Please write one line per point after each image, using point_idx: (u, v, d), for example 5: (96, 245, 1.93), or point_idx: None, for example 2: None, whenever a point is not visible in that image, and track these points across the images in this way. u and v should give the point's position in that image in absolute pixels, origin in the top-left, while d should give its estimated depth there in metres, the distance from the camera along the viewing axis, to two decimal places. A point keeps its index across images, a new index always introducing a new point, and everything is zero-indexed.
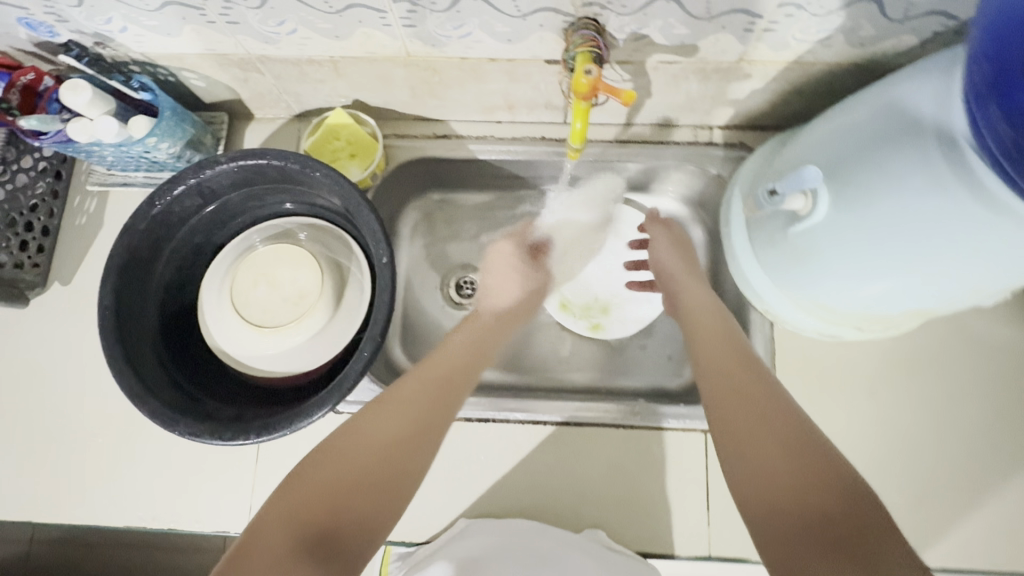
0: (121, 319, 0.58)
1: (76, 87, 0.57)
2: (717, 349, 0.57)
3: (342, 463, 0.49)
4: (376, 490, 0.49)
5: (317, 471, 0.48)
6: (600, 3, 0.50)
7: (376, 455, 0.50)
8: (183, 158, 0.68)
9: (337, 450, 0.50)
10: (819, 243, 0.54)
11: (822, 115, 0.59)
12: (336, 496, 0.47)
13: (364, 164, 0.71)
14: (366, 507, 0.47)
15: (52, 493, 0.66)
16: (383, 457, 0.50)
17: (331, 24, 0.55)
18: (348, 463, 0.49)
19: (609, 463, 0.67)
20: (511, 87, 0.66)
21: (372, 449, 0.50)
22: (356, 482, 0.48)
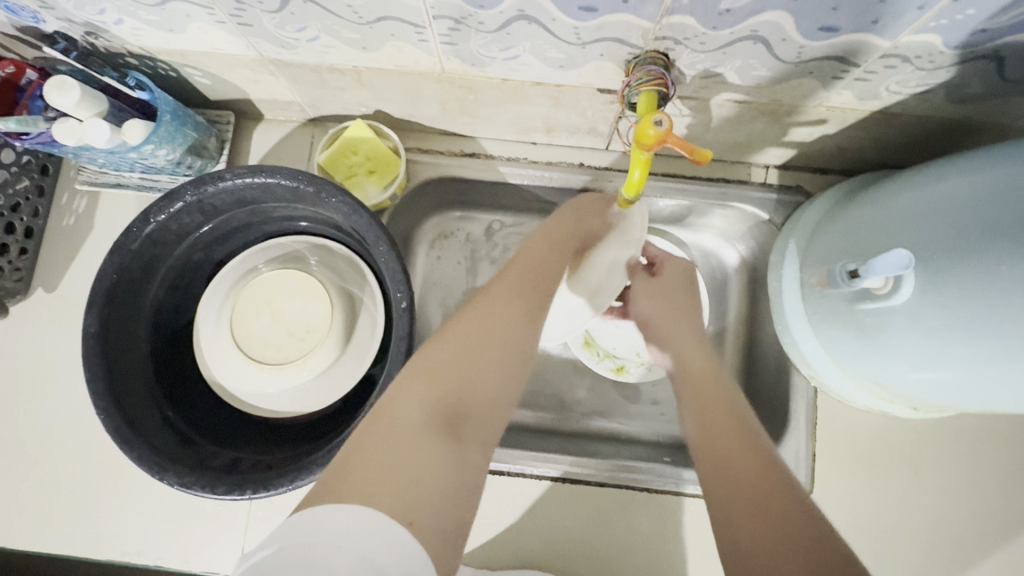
0: (107, 349, 0.52)
1: (62, 84, 0.49)
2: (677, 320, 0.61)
3: (468, 352, 0.45)
4: (491, 358, 0.46)
5: (440, 347, 0.45)
6: (675, 38, 0.43)
7: (502, 329, 0.48)
8: (183, 164, 0.61)
9: (458, 325, 0.47)
10: (892, 326, 0.48)
11: (911, 177, 0.52)
12: (457, 376, 0.43)
13: (383, 182, 0.64)
14: (496, 391, 0.45)
15: (30, 519, 0.62)
16: (510, 329, 0.48)
17: (360, 34, 0.48)
18: (469, 355, 0.45)
19: (630, 528, 0.62)
20: (554, 112, 0.59)
21: (495, 373, 0.46)
22: (481, 369, 0.45)
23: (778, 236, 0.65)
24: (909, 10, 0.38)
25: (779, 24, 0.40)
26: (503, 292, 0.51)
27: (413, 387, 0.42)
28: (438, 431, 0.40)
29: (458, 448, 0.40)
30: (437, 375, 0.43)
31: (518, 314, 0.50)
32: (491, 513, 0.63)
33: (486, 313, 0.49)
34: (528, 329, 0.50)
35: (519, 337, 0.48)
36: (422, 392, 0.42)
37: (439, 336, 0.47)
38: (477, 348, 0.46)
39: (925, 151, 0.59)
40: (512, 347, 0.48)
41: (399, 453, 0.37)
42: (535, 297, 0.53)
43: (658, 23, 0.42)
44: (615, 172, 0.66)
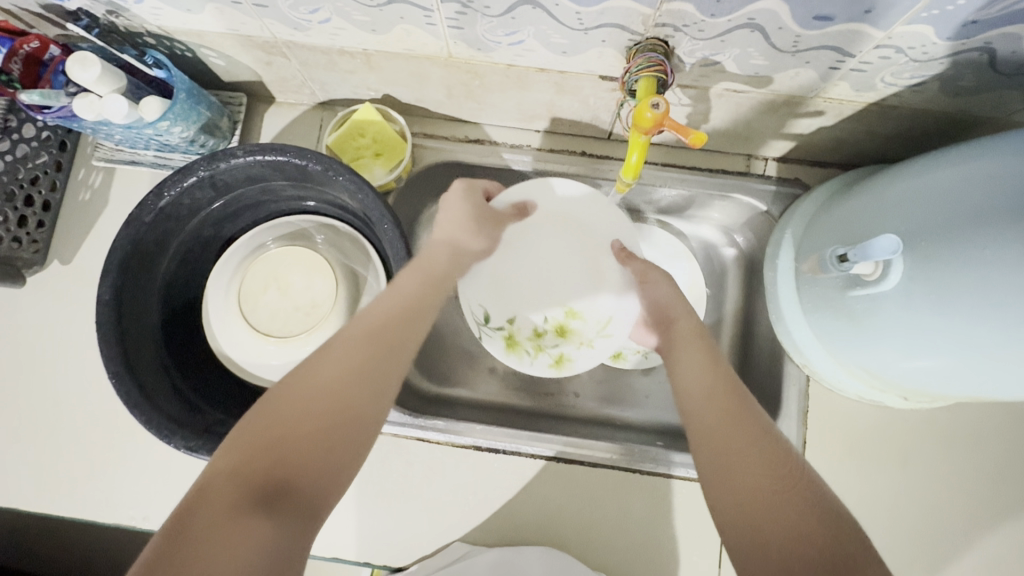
0: (120, 316, 0.54)
1: (84, 60, 0.51)
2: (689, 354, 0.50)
3: (295, 412, 0.39)
4: (335, 434, 0.39)
5: (281, 404, 0.40)
6: (674, 25, 0.45)
7: (345, 380, 0.42)
8: (196, 142, 0.63)
9: (310, 375, 0.41)
10: (881, 312, 0.50)
11: (906, 168, 0.53)
12: (284, 449, 0.38)
13: (389, 165, 0.65)
14: (325, 473, 0.38)
15: (40, 484, 0.64)
16: (338, 381, 0.41)
17: (370, 17, 0.49)
18: (282, 443, 0.38)
19: (622, 508, 0.64)
20: (557, 99, 0.60)
21: (310, 408, 0.40)
22: (332, 454, 0.39)
23: (776, 225, 0.67)
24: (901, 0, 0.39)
25: (776, 12, 0.42)
26: (357, 338, 0.44)
27: (238, 450, 0.37)
28: (257, 502, 0.35)
29: (272, 523, 0.35)
30: (254, 448, 0.37)
31: (365, 388, 0.42)
32: (486, 489, 0.64)
33: (325, 370, 0.42)
34: (384, 384, 0.43)
35: (363, 396, 0.42)
36: (246, 457, 0.37)
37: (258, 409, 0.40)
38: (291, 391, 0.41)
39: (921, 145, 0.60)
40: (368, 382, 0.43)
41: (204, 538, 0.33)
42: (402, 327, 0.47)
43: (658, 10, 0.43)
44: (615, 161, 0.68)
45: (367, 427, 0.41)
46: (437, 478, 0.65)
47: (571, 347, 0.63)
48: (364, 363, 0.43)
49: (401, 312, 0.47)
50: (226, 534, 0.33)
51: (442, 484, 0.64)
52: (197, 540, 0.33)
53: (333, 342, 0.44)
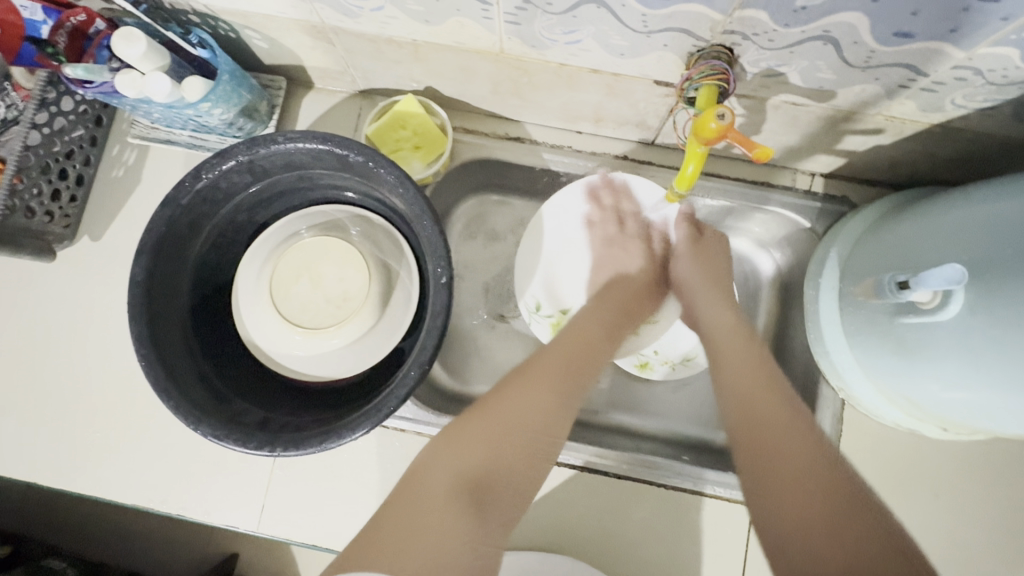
0: (151, 298, 0.54)
1: (130, 36, 0.50)
2: (716, 310, 0.59)
3: (505, 419, 0.47)
4: (531, 454, 0.46)
5: (476, 420, 0.46)
6: (743, 33, 0.43)
7: (547, 411, 0.48)
8: (235, 125, 0.62)
9: (497, 402, 0.48)
10: (931, 341, 0.48)
11: (966, 193, 0.51)
12: (487, 449, 0.45)
13: (427, 159, 0.65)
14: (516, 482, 0.45)
15: (61, 460, 0.63)
16: (547, 411, 0.48)
17: (425, 7, 0.48)
18: (492, 445, 0.45)
19: (645, 522, 0.63)
20: (605, 101, 0.59)
21: (519, 422, 0.47)
22: (518, 471, 0.46)
23: (820, 243, 0.65)
24: (991, 20, 0.37)
25: (854, 25, 0.40)
26: (543, 372, 0.51)
27: (448, 456, 0.44)
28: (464, 503, 0.42)
29: (473, 519, 0.42)
30: (455, 449, 0.45)
31: (557, 415, 0.49)
32: None
33: (523, 392, 0.48)
34: (569, 411, 0.50)
35: (558, 425, 0.48)
36: (456, 462, 0.44)
37: (468, 411, 0.48)
38: (494, 405, 0.47)
39: (980, 169, 0.58)
40: (559, 415, 0.49)
41: (416, 525, 0.40)
42: (584, 368, 0.53)
43: (729, 16, 0.41)
44: (657, 168, 0.66)
45: (558, 431, 0.49)
46: None
47: (618, 336, 0.68)
48: (568, 400, 0.50)
49: (608, 324, 0.60)
50: (439, 511, 0.41)
51: None
52: (401, 518, 0.41)
53: (547, 358, 0.53)
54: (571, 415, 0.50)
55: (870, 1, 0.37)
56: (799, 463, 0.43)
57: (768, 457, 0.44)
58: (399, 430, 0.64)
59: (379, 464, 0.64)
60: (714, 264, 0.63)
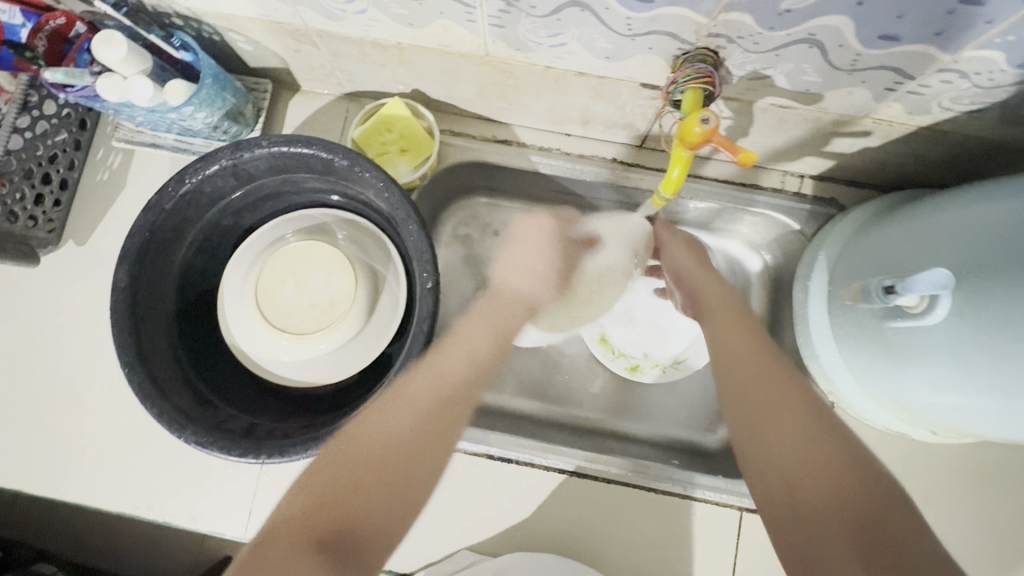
0: (134, 304, 0.53)
1: (110, 39, 0.50)
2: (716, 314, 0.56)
3: (372, 441, 0.44)
4: (395, 493, 0.43)
5: (334, 467, 0.42)
6: (728, 36, 0.42)
7: (404, 470, 0.44)
8: (220, 129, 0.62)
9: (358, 437, 0.44)
10: (919, 345, 0.48)
11: (954, 196, 0.51)
12: (362, 489, 0.41)
13: (415, 163, 0.64)
14: (387, 524, 0.41)
15: (44, 469, 0.63)
16: (424, 444, 0.46)
17: (408, 10, 0.47)
18: (355, 486, 0.41)
19: (635, 525, 0.62)
20: (593, 104, 0.58)
21: (384, 447, 0.44)
22: (386, 518, 0.41)
23: (810, 244, 0.65)
24: (976, 23, 0.37)
25: (839, 28, 0.39)
26: (390, 412, 0.46)
27: (326, 479, 0.41)
28: (312, 545, 0.37)
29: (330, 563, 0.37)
30: (315, 488, 0.41)
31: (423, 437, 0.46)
32: (496, 499, 0.63)
33: (388, 416, 0.46)
34: (426, 452, 0.46)
35: (421, 460, 0.45)
36: (319, 489, 0.41)
37: (355, 424, 0.45)
38: (386, 429, 0.45)
39: (969, 171, 0.58)
40: (422, 456, 0.45)
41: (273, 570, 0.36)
42: (446, 424, 0.48)
43: (714, 19, 0.41)
44: (646, 170, 0.66)
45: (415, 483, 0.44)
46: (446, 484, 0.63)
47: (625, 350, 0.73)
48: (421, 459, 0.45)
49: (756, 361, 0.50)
50: (299, 533, 0.38)
51: (452, 493, 0.63)
52: (277, 557, 0.36)
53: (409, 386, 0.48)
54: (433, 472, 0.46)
55: (853, 5, 0.37)
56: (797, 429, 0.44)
57: (767, 450, 0.44)
58: None
59: None
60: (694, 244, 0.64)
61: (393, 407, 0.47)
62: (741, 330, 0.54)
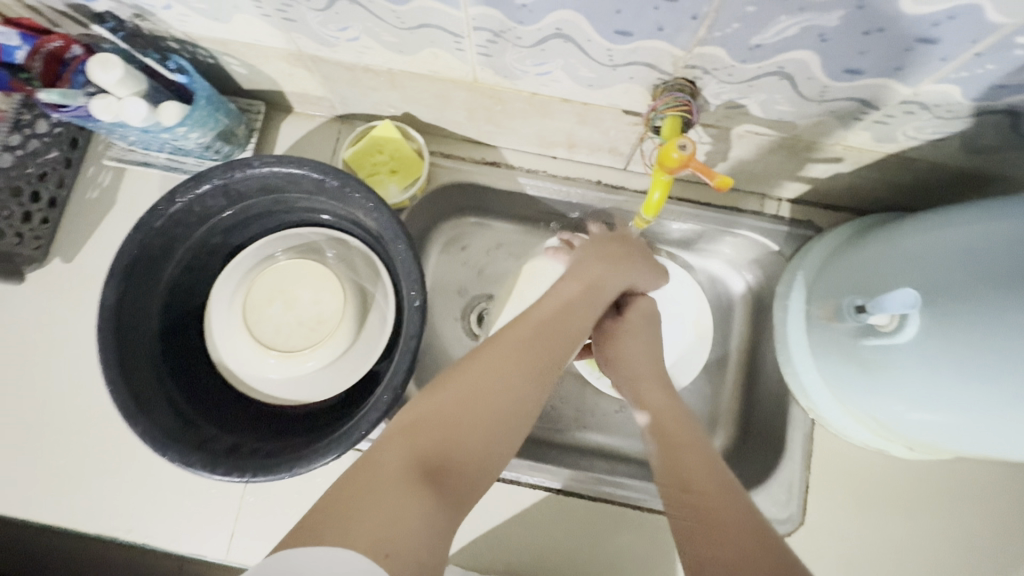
0: (120, 322, 0.53)
1: (106, 61, 0.51)
2: (648, 389, 0.55)
3: (486, 374, 0.43)
4: (480, 450, 0.40)
5: (445, 391, 0.42)
6: (704, 67, 0.45)
7: (499, 416, 0.42)
8: (212, 149, 0.63)
9: (474, 370, 0.44)
10: (892, 363, 0.49)
11: (920, 219, 0.53)
12: (462, 432, 0.40)
13: (405, 184, 0.65)
14: (478, 471, 0.40)
15: (20, 489, 0.62)
16: (517, 393, 0.43)
17: (399, 38, 0.49)
18: (460, 419, 0.40)
19: (622, 545, 0.62)
20: (577, 129, 0.60)
21: (501, 383, 0.43)
22: (496, 452, 0.41)
23: (787, 265, 0.67)
24: (932, 60, 0.39)
25: (806, 62, 0.42)
26: (522, 339, 0.47)
27: (412, 423, 0.40)
28: (420, 478, 0.36)
29: (440, 503, 0.36)
30: (425, 429, 0.39)
31: (531, 389, 0.45)
32: (484, 518, 0.63)
33: (497, 358, 0.45)
34: (530, 401, 0.44)
35: (522, 415, 0.43)
36: (410, 436, 0.39)
37: (463, 366, 0.44)
38: (483, 378, 0.43)
39: (936, 196, 0.60)
40: (526, 385, 0.44)
41: (368, 502, 0.34)
42: (525, 371, 0.45)
43: (690, 52, 0.43)
44: (630, 192, 0.68)
45: (514, 432, 0.43)
46: None
47: None
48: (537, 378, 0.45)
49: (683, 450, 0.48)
50: (381, 484, 0.35)
51: None
52: (354, 498, 0.34)
53: (512, 329, 0.48)
54: (533, 414, 0.44)
55: (818, 41, 0.39)
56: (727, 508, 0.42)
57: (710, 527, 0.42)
58: None
59: None
60: (651, 329, 0.60)
61: (450, 374, 0.44)
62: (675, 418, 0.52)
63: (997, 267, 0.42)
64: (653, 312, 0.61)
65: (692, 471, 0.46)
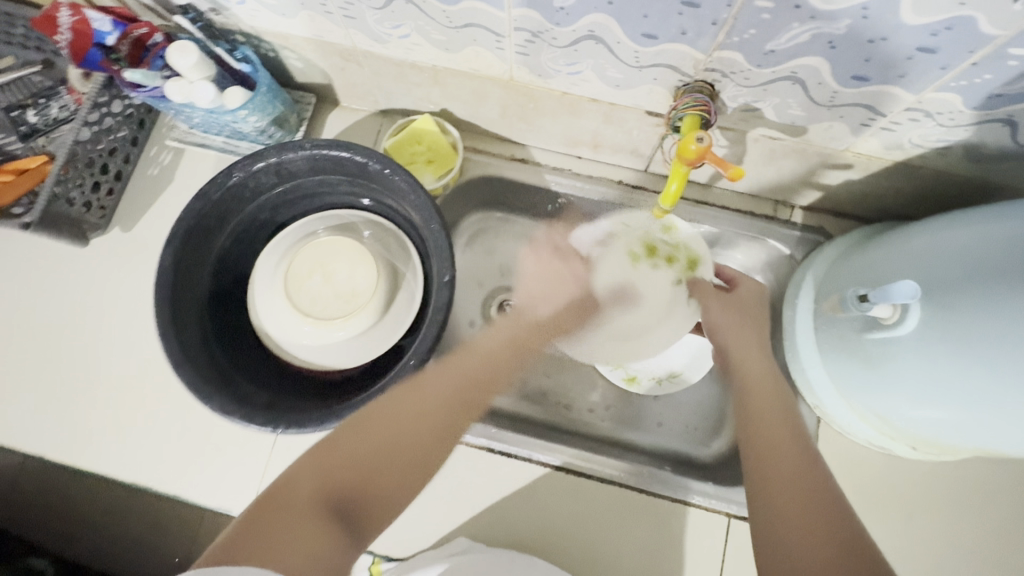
0: (176, 281, 0.58)
1: (184, 48, 0.57)
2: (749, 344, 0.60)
3: (401, 415, 0.50)
4: (397, 483, 0.46)
5: (360, 429, 0.47)
6: (722, 71, 0.49)
7: (416, 454, 0.48)
8: (267, 133, 0.69)
9: (386, 410, 0.49)
10: (893, 355, 0.52)
11: (925, 225, 0.56)
12: (380, 464, 0.46)
13: (439, 172, 0.70)
14: (389, 501, 0.45)
15: (68, 434, 0.66)
16: (427, 427, 0.50)
17: (446, 36, 0.55)
18: (374, 449, 0.46)
19: (629, 526, 0.65)
20: (602, 129, 0.65)
21: (414, 425, 0.50)
22: (406, 478, 0.47)
23: (798, 268, 0.70)
24: (933, 68, 0.43)
25: (816, 68, 0.46)
26: (430, 385, 0.53)
27: (327, 459, 0.45)
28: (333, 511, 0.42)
29: (346, 535, 0.41)
30: (338, 466, 0.44)
31: (446, 428, 0.52)
32: (496, 492, 0.66)
33: (418, 404, 0.51)
34: (446, 439, 0.51)
35: (437, 450, 0.50)
36: (324, 472, 0.44)
37: (376, 407, 0.50)
38: (404, 417, 0.49)
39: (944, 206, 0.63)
40: (441, 428, 0.51)
41: (279, 539, 0.39)
42: (444, 414, 0.52)
43: (710, 55, 0.47)
44: (649, 192, 0.72)
45: (432, 465, 0.50)
46: (450, 473, 0.66)
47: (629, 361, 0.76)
48: (453, 413, 0.53)
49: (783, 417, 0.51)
50: (296, 523, 0.40)
51: (455, 483, 0.66)
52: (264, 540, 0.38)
53: (435, 373, 0.55)
54: (448, 451, 0.51)
55: (828, 48, 0.43)
56: (803, 475, 0.45)
57: (776, 488, 0.45)
58: None
59: None
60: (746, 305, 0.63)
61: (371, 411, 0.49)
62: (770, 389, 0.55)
63: (993, 265, 0.45)
64: (755, 297, 0.64)
65: (774, 433, 0.49)
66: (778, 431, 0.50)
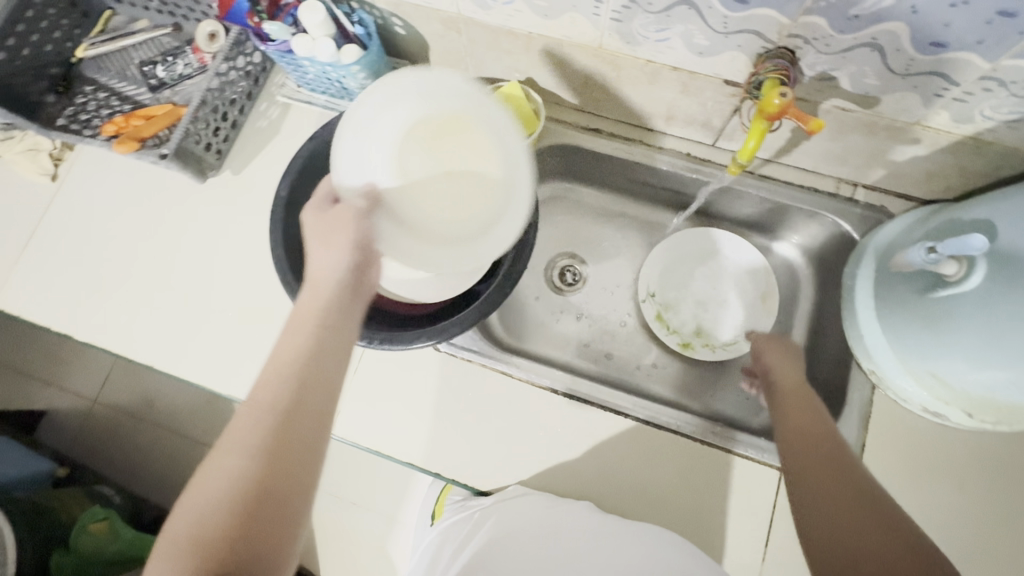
0: (288, 209, 0.65)
1: (314, 6, 0.64)
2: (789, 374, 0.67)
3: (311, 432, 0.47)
4: (295, 498, 0.45)
5: (255, 446, 0.45)
6: (805, 36, 0.54)
7: (299, 466, 0.46)
8: (368, 92, 0.77)
9: (299, 429, 0.47)
10: (959, 311, 0.55)
11: (991, 197, 0.59)
12: (278, 484, 0.45)
13: (522, 136, 0.76)
14: (283, 523, 0.44)
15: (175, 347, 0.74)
16: (276, 432, 0.46)
17: (547, 3, 0.61)
18: (275, 472, 0.45)
19: (681, 473, 0.68)
20: (678, 99, 0.70)
21: (292, 429, 0.47)
22: (302, 492, 0.46)
23: (858, 244, 0.72)
24: (1010, 34, 0.46)
25: (897, 34, 0.50)
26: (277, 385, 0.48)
27: (236, 487, 0.43)
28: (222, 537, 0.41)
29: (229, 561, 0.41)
30: (231, 493, 0.43)
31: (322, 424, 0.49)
32: (556, 431, 0.70)
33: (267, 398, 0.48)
34: (319, 442, 0.48)
35: (310, 457, 0.47)
36: (219, 499, 0.43)
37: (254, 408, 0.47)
38: (294, 429, 0.47)
39: None
40: (297, 434, 0.47)
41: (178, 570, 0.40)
42: (312, 415, 0.48)
43: (795, 21, 0.52)
44: (717, 166, 0.76)
45: (312, 468, 0.47)
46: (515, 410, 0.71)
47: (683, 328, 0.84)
48: (296, 415, 0.47)
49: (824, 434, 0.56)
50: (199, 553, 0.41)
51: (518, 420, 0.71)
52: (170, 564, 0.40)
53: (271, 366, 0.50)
54: (319, 449, 0.48)
55: (910, 13, 0.47)
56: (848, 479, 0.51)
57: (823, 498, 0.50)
58: (464, 361, 0.73)
59: (448, 388, 0.72)
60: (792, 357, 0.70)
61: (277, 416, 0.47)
62: (803, 412, 0.60)
63: None
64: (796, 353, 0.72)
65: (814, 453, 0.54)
66: (817, 448, 0.55)
